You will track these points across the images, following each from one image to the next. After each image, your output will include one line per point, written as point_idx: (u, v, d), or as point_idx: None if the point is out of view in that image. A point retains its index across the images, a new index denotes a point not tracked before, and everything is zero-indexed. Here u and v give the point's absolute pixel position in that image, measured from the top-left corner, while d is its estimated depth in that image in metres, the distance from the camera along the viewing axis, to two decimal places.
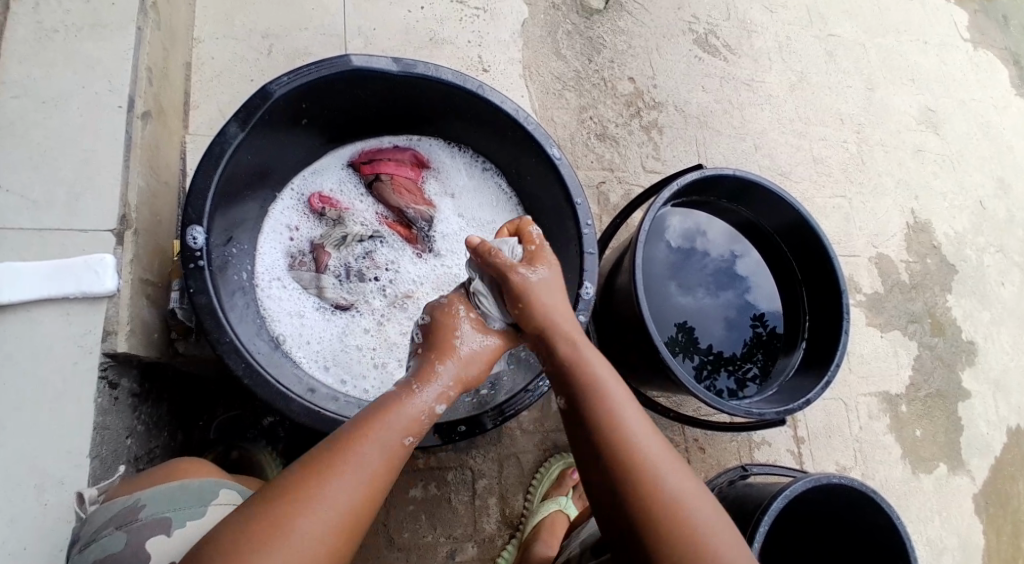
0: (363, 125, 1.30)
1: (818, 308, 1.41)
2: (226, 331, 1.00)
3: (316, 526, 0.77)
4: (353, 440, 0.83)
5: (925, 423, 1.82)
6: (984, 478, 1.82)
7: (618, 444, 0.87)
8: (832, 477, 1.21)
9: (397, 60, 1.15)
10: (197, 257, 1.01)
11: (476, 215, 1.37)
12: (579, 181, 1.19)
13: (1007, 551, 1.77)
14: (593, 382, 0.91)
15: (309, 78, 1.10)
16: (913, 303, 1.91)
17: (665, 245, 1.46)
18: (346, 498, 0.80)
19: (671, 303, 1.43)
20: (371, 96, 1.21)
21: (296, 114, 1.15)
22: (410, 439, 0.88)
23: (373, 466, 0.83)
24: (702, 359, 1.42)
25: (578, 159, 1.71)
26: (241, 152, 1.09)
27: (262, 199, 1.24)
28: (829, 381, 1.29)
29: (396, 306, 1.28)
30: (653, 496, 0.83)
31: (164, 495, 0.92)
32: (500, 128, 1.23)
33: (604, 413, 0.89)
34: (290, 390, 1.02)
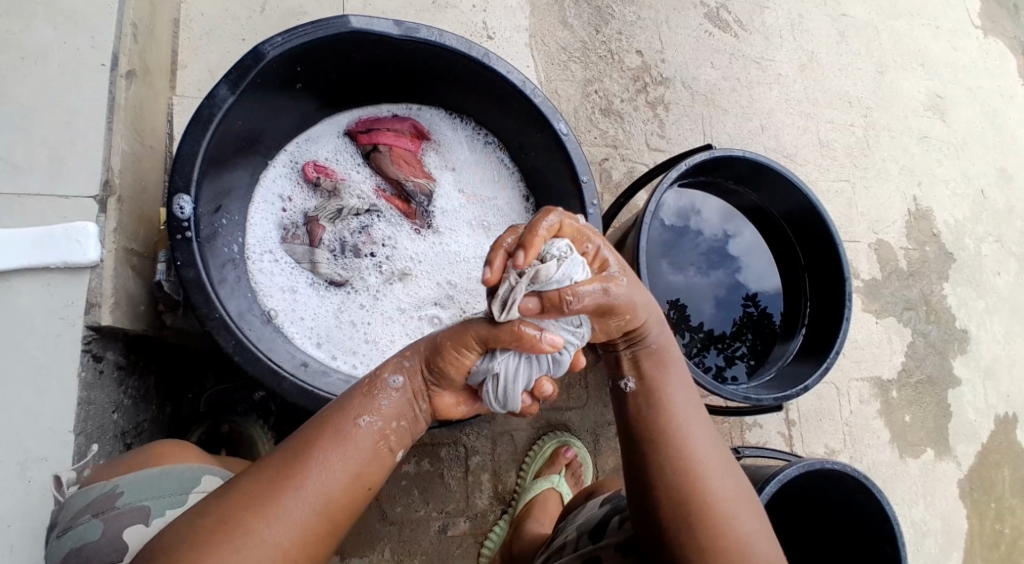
0: (361, 91, 1.25)
1: (820, 295, 1.39)
2: (215, 307, 0.97)
3: (282, 522, 0.74)
4: (314, 438, 0.79)
5: (915, 409, 1.82)
6: (969, 464, 1.83)
7: (681, 446, 0.86)
8: (823, 462, 1.19)
9: (398, 23, 1.09)
10: (185, 227, 0.97)
11: (476, 190, 1.33)
12: (585, 160, 1.15)
13: (987, 536, 1.79)
14: (660, 382, 0.91)
15: (304, 39, 1.04)
16: (910, 290, 1.90)
17: (660, 223, 1.41)
18: (312, 493, 0.76)
19: (665, 281, 1.40)
20: (370, 60, 1.15)
21: (290, 77, 1.10)
22: (369, 422, 0.81)
23: (334, 464, 0.78)
24: (693, 336, 1.41)
25: (581, 134, 1.67)
26: (231, 116, 1.04)
27: (254, 167, 1.19)
28: (827, 369, 1.28)
29: (392, 283, 1.25)
30: (710, 505, 0.84)
31: (143, 481, 0.89)
32: (504, 99, 1.19)
33: (668, 413, 0.88)
34: (280, 368, 0.99)
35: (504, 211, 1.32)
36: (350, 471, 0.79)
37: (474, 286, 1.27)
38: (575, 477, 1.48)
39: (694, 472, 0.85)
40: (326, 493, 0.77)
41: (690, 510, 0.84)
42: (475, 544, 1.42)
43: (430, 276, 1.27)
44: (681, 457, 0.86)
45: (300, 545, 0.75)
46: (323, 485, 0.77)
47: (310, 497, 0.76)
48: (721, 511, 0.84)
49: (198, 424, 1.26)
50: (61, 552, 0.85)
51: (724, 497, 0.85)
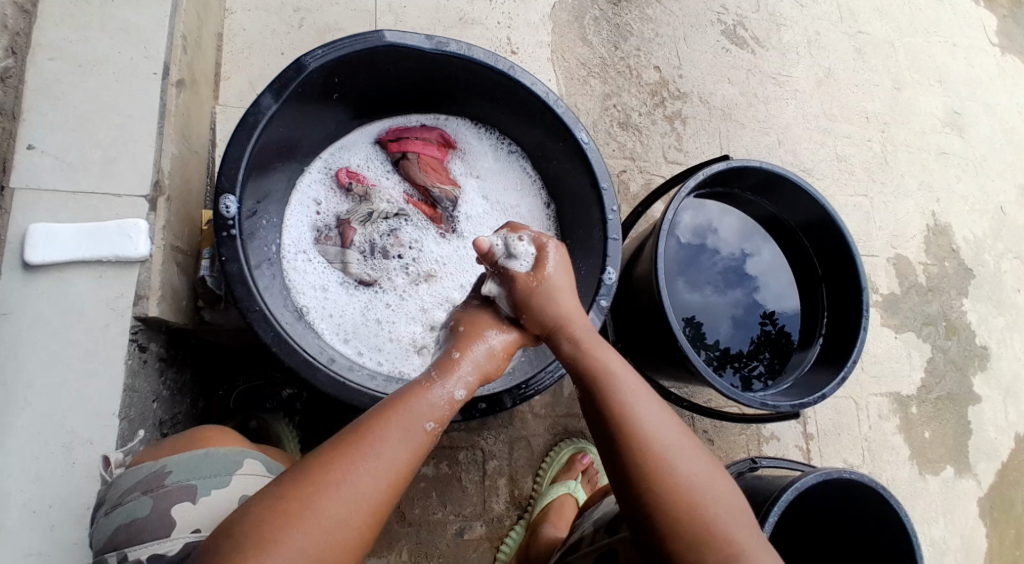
0: (391, 103, 1.30)
1: (838, 307, 1.41)
2: (255, 300, 1.01)
3: (339, 513, 0.80)
4: (371, 435, 0.85)
5: (935, 425, 1.82)
6: (990, 482, 1.82)
7: (642, 441, 0.88)
8: (842, 471, 1.20)
9: (429, 37, 1.14)
10: (230, 225, 1.01)
11: (499, 197, 1.37)
12: (606, 167, 1.18)
13: (1009, 555, 1.77)
14: (616, 386, 0.93)
15: (342, 52, 1.09)
16: (929, 305, 1.90)
17: (676, 240, 1.44)
18: (363, 482, 0.82)
19: (683, 296, 1.42)
20: (402, 72, 1.20)
21: (328, 88, 1.15)
22: (432, 425, 0.90)
23: (397, 456, 0.85)
24: (710, 354, 1.42)
25: (600, 146, 1.71)
26: (273, 123, 1.09)
27: (291, 171, 1.24)
28: (845, 377, 1.30)
29: (418, 284, 1.29)
30: (683, 492, 0.86)
31: (190, 462, 0.95)
32: (530, 111, 1.23)
33: (624, 411, 0.91)
34: (313, 359, 1.03)
35: (528, 217, 1.36)
36: (408, 465, 0.86)
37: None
38: (590, 482, 1.51)
39: (660, 463, 0.87)
40: (383, 483, 0.83)
41: (664, 501, 0.86)
42: (491, 548, 1.44)
43: (455, 278, 1.31)
44: (648, 455, 0.88)
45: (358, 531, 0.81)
46: (380, 473, 0.84)
47: (363, 486, 0.82)
48: (696, 497, 0.86)
49: (226, 419, 1.30)
50: (109, 528, 0.90)
51: (698, 485, 0.87)
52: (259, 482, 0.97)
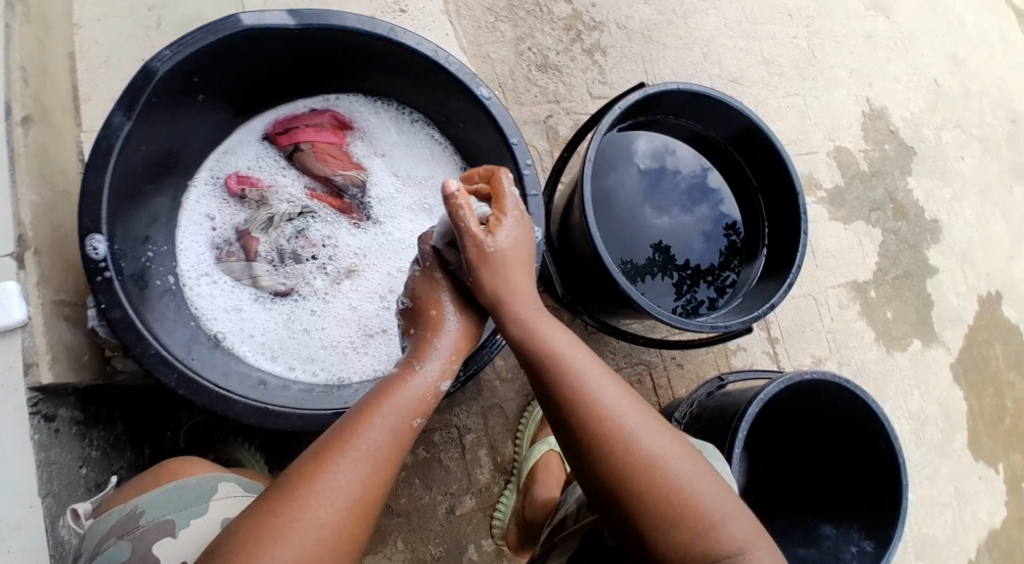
0: (273, 90, 1.22)
1: (777, 215, 1.38)
2: (150, 343, 0.96)
3: (320, 514, 0.79)
4: (353, 433, 0.86)
5: (896, 304, 1.86)
6: (958, 345, 1.90)
7: (603, 423, 0.87)
8: (804, 374, 1.19)
9: (292, 13, 1.06)
10: (103, 268, 0.95)
11: (409, 172, 1.31)
12: (513, 121, 1.12)
13: (990, 413, 1.90)
14: (573, 370, 0.91)
15: (193, 48, 1.01)
16: (875, 191, 1.90)
17: (634, 168, 1.43)
18: (349, 483, 0.82)
19: (649, 225, 1.41)
20: (272, 56, 1.12)
21: (189, 89, 1.07)
22: (419, 420, 0.92)
23: (382, 451, 0.86)
24: (681, 275, 1.42)
25: (522, 94, 1.63)
26: (133, 142, 1.01)
27: (172, 190, 1.17)
28: (791, 284, 1.26)
29: (340, 282, 1.24)
30: (650, 469, 0.84)
31: (162, 498, 0.92)
32: (420, 72, 1.15)
33: (582, 396, 0.89)
34: (231, 393, 0.99)
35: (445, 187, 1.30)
36: (393, 459, 0.87)
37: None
38: None
39: (623, 442, 0.86)
40: (372, 481, 0.84)
41: (633, 481, 0.84)
42: (486, 517, 1.46)
43: (377, 268, 1.25)
44: (616, 438, 0.86)
45: (343, 531, 0.80)
46: (364, 470, 0.84)
47: (351, 484, 0.82)
48: (664, 472, 0.84)
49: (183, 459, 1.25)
50: None
51: (669, 462, 0.85)
52: (238, 501, 0.95)
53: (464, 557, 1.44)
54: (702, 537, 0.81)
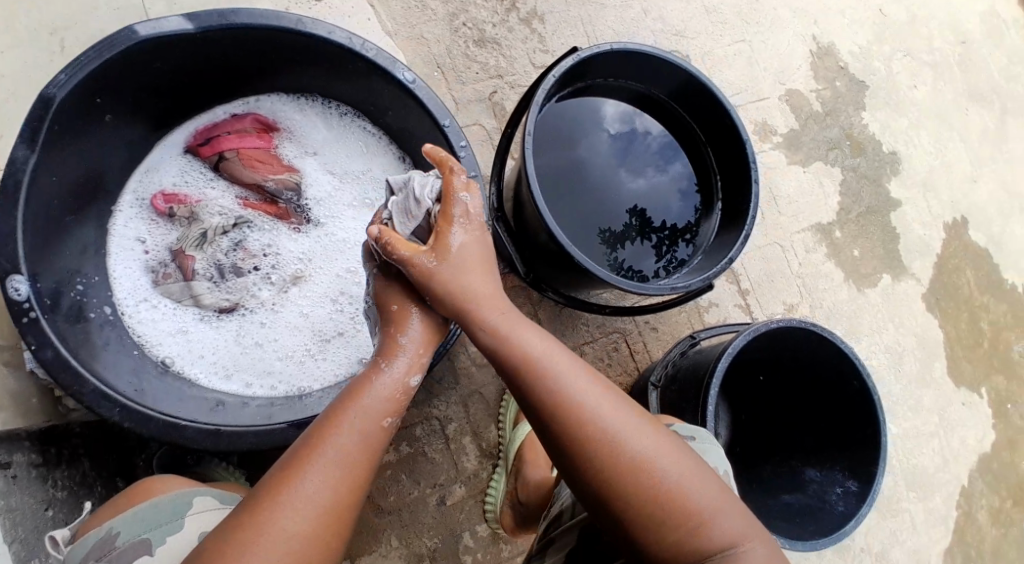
0: (189, 98, 1.18)
1: (728, 168, 1.36)
2: (86, 380, 0.94)
3: (288, 523, 0.77)
4: (321, 440, 0.84)
5: (863, 241, 1.87)
6: (928, 276, 1.91)
7: (586, 430, 0.84)
8: (769, 323, 1.19)
9: (189, 17, 1.03)
10: (28, 309, 0.92)
11: (344, 167, 1.28)
12: (442, 102, 1.09)
13: (968, 339, 1.92)
14: (551, 375, 0.88)
15: (89, 68, 0.97)
16: (831, 130, 1.90)
17: (605, 134, 1.43)
18: (318, 492, 0.80)
19: (625, 189, 1.41)
20: (178, 64, 1.09)
21: (93, 111, 1.04)
22: (391, 419, 0.90)
23: (353, 455, 0.84)
24: (660, 237, 1.43)
25: (462, 73, 1.59)
26: (42, 174, 0.98)
27: (96, 217, 1.14)
28: (747, 235, 1.24)
29: (287, 290, 1.22)
30: (637, 473, 0.83)
31: (136, 517, 0.90)
32: (337, 63, 1.12)
33: (563, 403, 0.86)
34: (182, 418, 0.97)
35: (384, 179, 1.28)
36: (366, 461, 0.85)
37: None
38: None
39: (608, 445, 0.84)
40: (344, 486, 0.82)
41: (620, 485, 0.82)
42: (478, 503, 1.46)
43: (323, 271, 1.24)
44: (600, 445, 0.84)
45: (314, 538, 0.78)
46: (333, 476, 0.82)
47: (321, 492, 0.80)
48: (652, 473, 0.83)
49: None
50: None
51: (657, 463, 0.84)
52: (214, 514, 0.94)
53: (460, 545, 1.44)
54: (694, 536, 0.81)
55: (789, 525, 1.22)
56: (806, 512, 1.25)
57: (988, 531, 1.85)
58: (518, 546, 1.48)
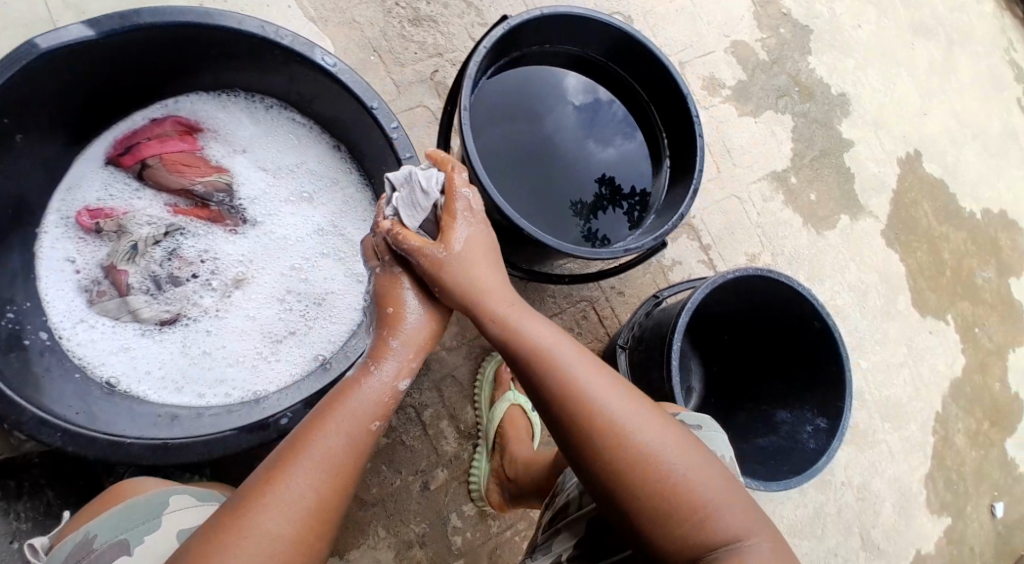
0: (104, 107, 1.15)
1: (672, 124, 1.35)
2: (24, 408, 0.91)
3: (269, 526, 0.76)
4: (306, 440, 0.83)
5: (819, 186, 1.88)
6: (886, 212, 1.93)
7: (594, 417, 0.85)
8: (728, 274, 1.19)
9: (90, 23, 0.99)
10: None
11: (276, 163, 1.27)
12: (368, 85, 1.07)
13: (929, 269, 1.95)
14: (561, 364, 0.89)
15: None
16: (778, 78, 1.90)
17: (569, 106, 1.43)
18: (301, 491, 0.79)
19: (594, 159, 1.42)
20: (87, 73, 1.06)
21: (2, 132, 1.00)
22: (377, 422, 0.90)
23: (339, 456, 0.83)
24: (631, 203, 1.42)
25: (400, 54, 1.50)
26: None
27: (17, 242, 1.10)
28: (696, 189, 1.23)
29: (230, 294, 1.20)
30: (644, 464, 0.82)
31: (112, 518, 0.88)
32: (253, 54, 1.11)
33: (572, 390, 0.87)
34: (128, 435, 0.96)
35: (319, 170, 1.28)
36: (351, 463, 0.84)
37: (312, 262, 1.24)
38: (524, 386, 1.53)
39: (612, 434, 0.84)
40: (325, 487, 0.81)
41: (625, 474, 0.82)
42: (462, 484, 1.46)
43: (265, 271, 1.23)
44: (608, 432, 0.84)
45: (294, 538, 0.77)
46: (317, 477, 0.81)
47: (304, 493, 0.79)
48: (658, 465, 0.82)
49: None
50: None
51: (665, 457, 0.83)
52: (193, 511, 0.93)
53: (448, 527, 1.44)
54: (701, 531, 0.80)
55: (765, 465, 1.25)
56: (780, 452, 1.28)
57: (968, 454, 1.91)
58: (506, 520, 1.49)
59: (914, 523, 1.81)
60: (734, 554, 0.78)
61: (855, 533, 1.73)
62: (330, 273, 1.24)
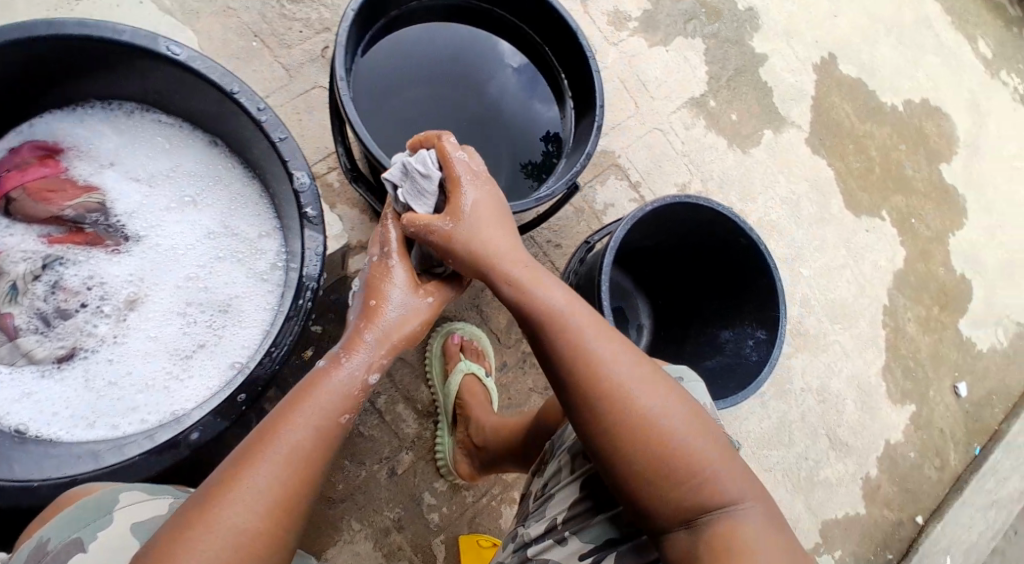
0: None
1: (567, 59, 1.29)
2: None
3: (234, 522, 0.74)
4: (274, 434, 0.81)
5: (739, 105, 1.87)
6: (808, 121, 1.94)
7: (601, 378, 0.86)
8: (645, 207, 1.22)
9: None
10: None
11: (149, 171, 1.19)
12: (225, 69, 0.99)
13: (858, 169, 1.98)
14: (568, 327, 0.90)
15: None
16: (683, 2, 1.87)
17: (510, 70, 1.39)
18: (267, 486, 0.77)
19: (538, 118, 1.38)
20: None
21: None
22: (346, 416, 0.87)
23: (305, 450, 0.81)
24: None
25: (284, 35, 1.43)
26: None
27: None
28: (599, 124, 1.19)
29: (126, 317, 1.12)
30: (648, 426, 0.83)
31: (62, 518, 0.78)
32: (100, 57, 1.02)
33: (580, 352, 0.88)
34: (28, 478, 0.88)
35: (196, 170, 1.19)
36: (317, 458, 0.82)
37: (208, 268, 1.16)
38: (477, 353, 1.49)
39: (619, 398, 0.85)
40: (292, 482, 0.79)
41: (629, 437, 0.83)
42: (430, 462, 1.45)
43: (160, 286, 1.15)
44: (614, 395, 0.85)
45: (256, 533, 0.75)
46: (282, 473, 0.78)
47: (265, 488, 0.77)
48: (662, 429, 0.83)
49: None
50: None
51: (667, 423, 0.84)
52: (150, 504, 0.82)
53: (424, 506, 1.44)
54: (700, 494, 0.81)
55: (714, 388, 1.31)
56: (726, 371, 1.34)
57: (921, 340, 1.97)
58: (480, 488, 1.49)
59: (878, 415, 1.86)
60: (729, 519, 0.81)
61: (822, 435, 1.78)
62: (230, 276, 1.16)
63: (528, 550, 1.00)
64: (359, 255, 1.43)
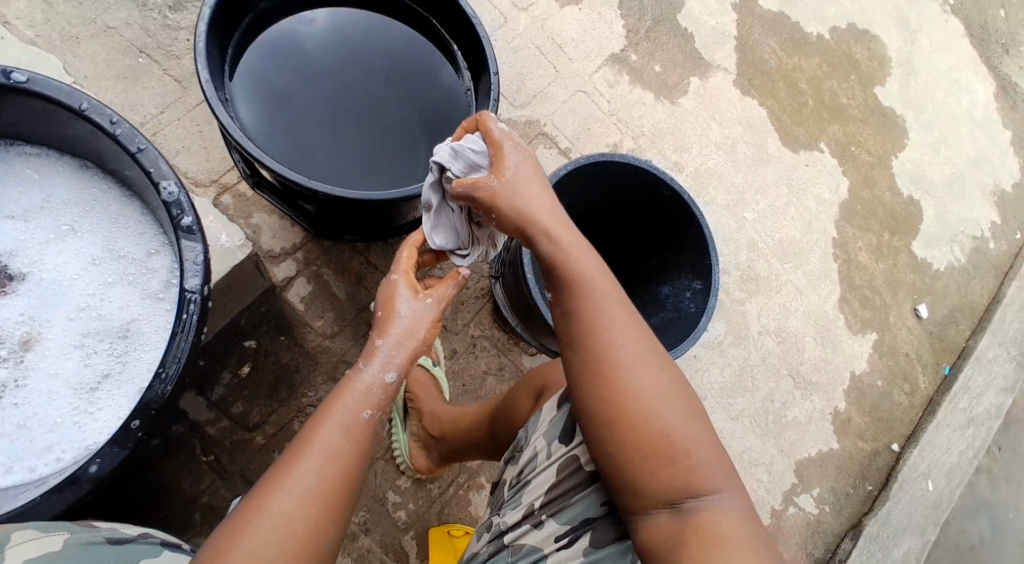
0: None
1: (458, 32, 1.25)
2: None
3: (282, 519, 0.74)
4: (314, 435, 0.80)
5: (661, 56, 1.84)
6: (733, 63, 1.91)
7: (614, 350, 0.85)
8: (559, 170, 1.20)
9: None
10: None
11: (20, 205, 1.09)
12: (71, 89, 0.95)
13: (791, 104, 1.96)
14: (591, 296, 0.89)
15: None
16: None
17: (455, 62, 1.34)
18: (310, 483, 0.77)
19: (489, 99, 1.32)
20: None
21: None
22: (371, 412, 0.84)
23: (340, 447, 0.80)
24: None
25: (172, 49, 1.40)
26: None
27: None
28: (495, 95, 1.15)
29: (25, 359, 1.04)
30: (645, 407, 0.83)
31: None
32: None
33: (596, 324, 0.87)
34: None
35: (70, 196, 1.10)
36: (355, 454, 0.80)
37: (99, 295, 1.08)
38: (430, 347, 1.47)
39: (629, 374, 0.84)
40: (332, 479, 0.78)
41: (630, 412, 0.83)
42: (390, 461, 1.43)
43: (55, 321, 1.07)
44: (624, 368, 0.84)
45: (296, 531, 0.74)
46: (322, 471, 0.78)
47: (307, 485, 0.76)
48: (655, 413, 0.83)
49: None
50: None
51: (662, 407, 0.83)
52: (43, 540, 0.80)
53: (389, 505, 1.42)
54: (681, 478, 0.81)
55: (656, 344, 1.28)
56: (668, 326, 1.31)
57: (875, 267, 1.96)
58: (445, 478, 1.48)
59: (840, 347, 1.86)
60: (703, 505, 0.81)
61: (785, 375, 1.78)
62: (124, 299, 1.08)
63: (504, 537, 0.97)
64: (283, 262, 1.40)
